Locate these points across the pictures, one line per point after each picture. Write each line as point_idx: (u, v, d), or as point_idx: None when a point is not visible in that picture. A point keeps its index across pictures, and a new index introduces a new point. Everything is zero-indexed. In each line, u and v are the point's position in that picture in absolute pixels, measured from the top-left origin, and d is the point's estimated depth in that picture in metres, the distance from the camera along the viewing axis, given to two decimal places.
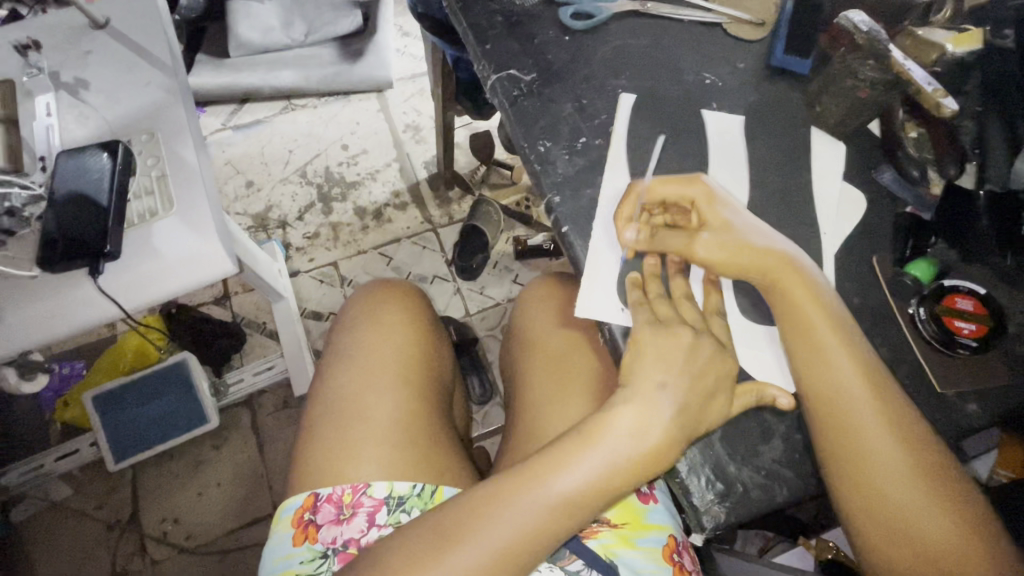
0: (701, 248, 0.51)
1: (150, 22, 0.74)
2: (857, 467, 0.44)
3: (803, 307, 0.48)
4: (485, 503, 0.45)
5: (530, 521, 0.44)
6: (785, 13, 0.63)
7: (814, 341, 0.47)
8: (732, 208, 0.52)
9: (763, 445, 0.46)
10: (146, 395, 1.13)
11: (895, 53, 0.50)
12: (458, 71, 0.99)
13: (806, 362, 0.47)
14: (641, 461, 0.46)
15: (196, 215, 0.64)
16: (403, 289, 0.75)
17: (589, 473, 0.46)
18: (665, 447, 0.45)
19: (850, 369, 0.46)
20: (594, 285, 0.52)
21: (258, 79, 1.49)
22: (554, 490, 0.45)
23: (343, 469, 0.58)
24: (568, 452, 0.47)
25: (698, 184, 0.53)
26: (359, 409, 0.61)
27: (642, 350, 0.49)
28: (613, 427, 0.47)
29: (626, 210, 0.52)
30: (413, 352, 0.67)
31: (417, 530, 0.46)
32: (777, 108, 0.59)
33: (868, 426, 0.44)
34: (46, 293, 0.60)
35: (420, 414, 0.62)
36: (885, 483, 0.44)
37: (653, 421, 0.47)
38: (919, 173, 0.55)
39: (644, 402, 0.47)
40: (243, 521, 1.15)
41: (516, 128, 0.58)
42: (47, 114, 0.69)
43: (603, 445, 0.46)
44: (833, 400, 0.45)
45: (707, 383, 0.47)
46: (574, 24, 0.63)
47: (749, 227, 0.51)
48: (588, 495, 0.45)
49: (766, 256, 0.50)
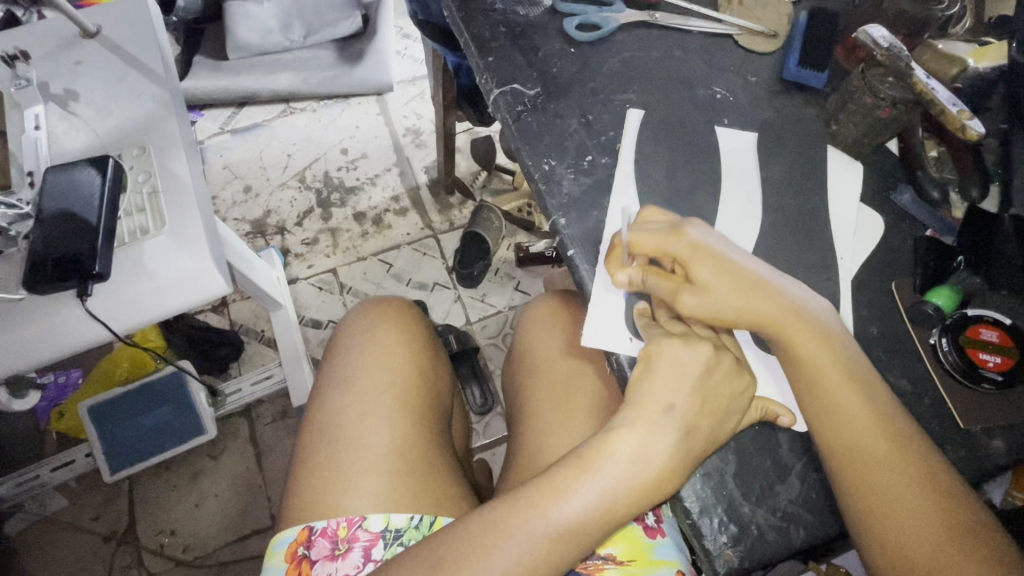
0: (688, 303, 0.47)
1: (144, 32, 0.72)
2: (870, 498, 0.42)
3: (815, 326, 0.45)
4: (482, 532, 0.43)
5: (529, 553, 0.42)
6: (798, 26, 0.61)
7: (827, 367, 0.45)
8: (722, 261, 0.47)
9: (779, 484, 0.44)
10: (141, 405, 1.10)
11: (917, 72, 0.47)
12: (460, 77, 0.97)
13: (820, 391, 0.45)
14: (644, 488, 0.43)
15: (188, 232, 0.61)
16: (399, 303, 0.73)
17: (588, 500, 0.43)
18: (669, 472, 0.43)
19: (865, 398, 0.44)
20: (602, 308, 0.50)
21: (257, 82, 1.47)
22: (554, 520, 0.43)
23: (339, 497, 0.56)
24: (566, 478, 0.44)
25: (681, 237, 0.48)
26: (354, 431, 0.59)
27: (655, 364, 0.46)
28: (615, 452, 0.44)
29: (612, 260, 0.50)
30: (410, 370, 0.65)
31: (410, 560, 0.44)
32: (791, 125, 0.57)
33: (880, 455, 0.43)
34: (32, 316, 0.58)
35: (415, 434, 0.60)
36: (898, 516, 0.42)
37: (655, 443, 0.44)
38: (939, 194, 0.53)
39: (649, 424, 0.45)
40: (240, 533, 1.13)
41: (521, 144, 0.56)
42: (35, 127, 0.67)
43: (604, 471, 0.44)
44: (843, 426, 0.44)
45: (718, 403, 0.45)
46: (580, 36, 0.61)
47: (746, 280, 0.46)
48: (589, 525, 0.43)
49: (761, 310, 0.46)
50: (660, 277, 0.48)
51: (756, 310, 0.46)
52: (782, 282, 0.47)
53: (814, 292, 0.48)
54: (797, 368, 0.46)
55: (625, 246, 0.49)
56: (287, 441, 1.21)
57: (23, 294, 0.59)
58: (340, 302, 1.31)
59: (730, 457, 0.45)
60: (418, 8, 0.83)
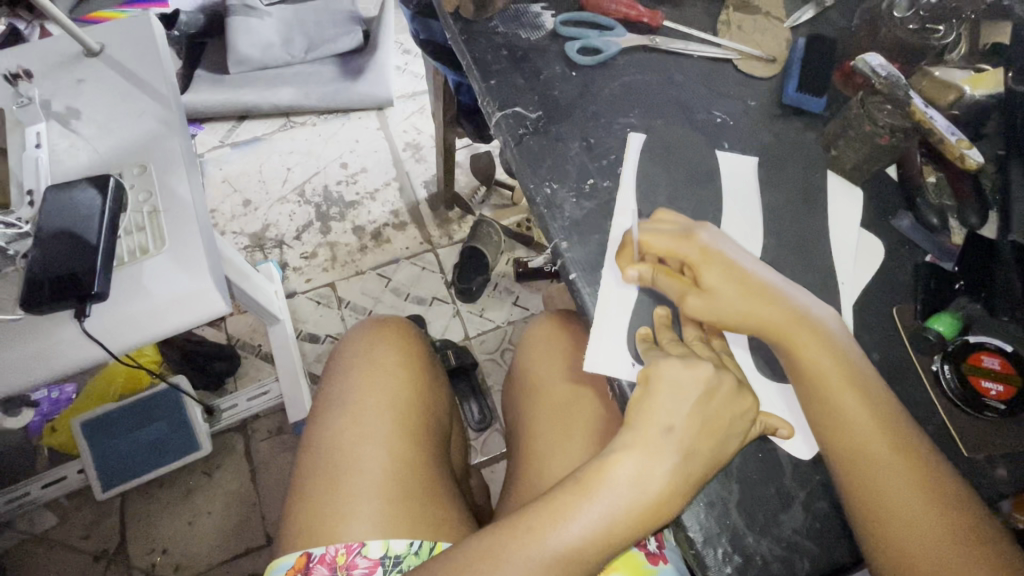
0: (694, 305, 0.48)
1: (147, 51, 0.73)
2: (880, 505, 0.41)
3: (820, 335, 0.46)
4: (478, 558, 0.42)
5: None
6: (797, 51, 0.62)
7: (835, 386, 0.44)
8: (730, 265, 0.48)
9: (784, 514, 0.43)
10: (135, 421, 1.09)
11: (915, 99, 0.49)
12: (460, 95, 0.97)
13: (825, 405, 0.44)
14: (645, 512, 0.42)
15: (189, 253, 0.61)
16: (398, 324, 0.73)
17: (587, 525, 0.42)
18: (669, 496, 0.42)
19: (874, 414, 0.43)
20: (604, 329, 0.50)
21: (258, 97, 1.47)
22: (553, 547, 0.41)
23: (335, 520, 0.55)
24: (566, 500, 0.43)
25: (693, 240, 0.49)
26: (350, 453, 0.58)
27: (654, 387, 0.45)
28: (616, 475, 0.43)
29: (623, 257, 0.51)
30: (406, 391, 0.64)
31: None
32: (792, 149, 0.57)
33: (887, 460, 0.42)
34: (28, 337, 0.58)
35: (411, 455, 0.60)
36: (910, 521, 0.40)
37: (657, 467, 0.43)
38: (938, 220, 0.53)
39: (647, 446, 0.43)
40: (234, 551, 1.12)
41: (522, 167, 0.56)
42: (36, 145, 0.67)
43: (604, 495, 0.42)
44: (851, 435, 0.43)
45: (718, 426, 0.44)
46: (582, 60, 0.61)
47: (753, 284, 0.47)
48: (588, 551, 0.41)
49: (765, 316, 0.47)
50: (668, 277, 0.49)
51: (758, 315, 0.47)
52: (788, 289, 0.48)
53: (820, 302, 0.48)
54: (807, 385, 0.45)
55: (637, 245, 0.50)
56: (282, 457, 1.19)
57: (19, 314, 0.58)
58: (338, 316, 1.31)
59: (733, 485, 0.44)
60: (420, 28, 0.83)
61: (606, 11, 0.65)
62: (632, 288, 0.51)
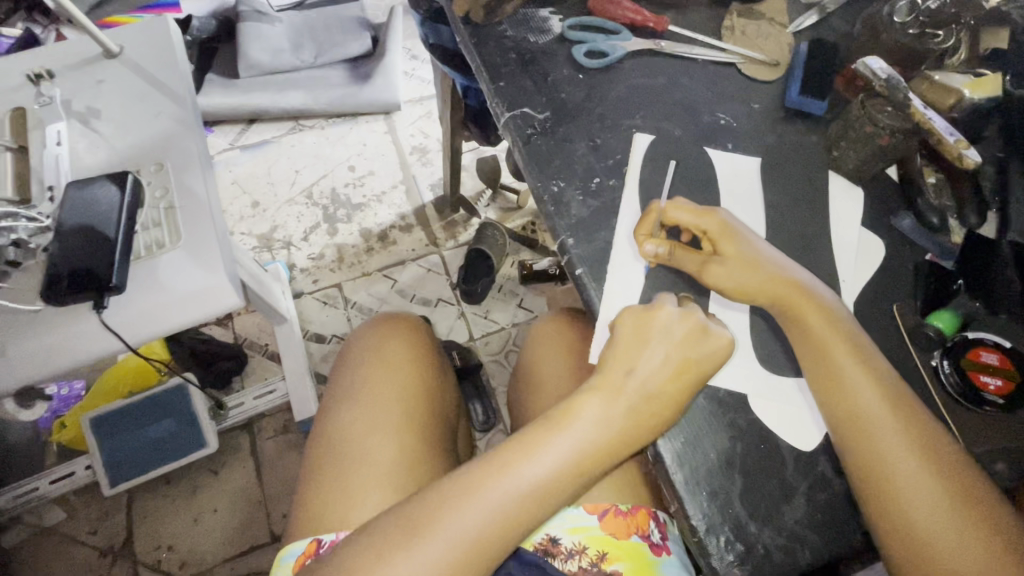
0: (711, 274, 0.50)
1: (165, 53, 0.75)
2: (884, 477, 0.41)
3: (825, 308, 0.47)
4: (457, 489, 0.43)
5: (498, 510, 0.42)
6: (800, 56, 0.63)
7: (837, 358, 0.45)
8: (747, 239, 0.50)
9: (785, 504, 0.44)
10: (146, 418, 1.11)
11: (915, 102, 0.50)
12: (468, 99, 0.99)
13: (827, 377, 0.45)
14: (608, 447, 0.44)
15: (203, 248, 0.63)
16: (406, 320, 0.75)
17: (556, 460, 0.43)
18: (632, 434, 0.44)
19: (882, 394, 0.44)
20: (610, 324, 0.51)
21: (268, 100, 1.50)
22: (524, 477, 0.43)
23: (339, 489, 0.57)
24: (537, 436, 0.45)
25: (712, 215, 0.51)
26: (352, 424, 0.61)
27: (618, 333, 0.47)
28: (581, 413, 0.45)
29: (645, 225, 0.52)
30: (396, 359, 0.67)
31: (386, 527, 0.43)
32: (794, 151, 0.59)
33: (897, 441, 0.42)
34: (47, 328, 0.59)
35: (409, 434, 0.61)
36: (920, 501, 0.40)
37: (617, 408, 0.45)
38: (939, 220, 0.53)
39: (607, 388, 0.46)
40: (239, 549, 1.13)
41: (530, 167, 0.57)
42: (57, 143, 0.68)
43: (573, 429, 0.44)
44: (860, 416, 0.43)
45: (684, 371, 0.45)
46: (588, 62, 0.63)
47: (763, 258, 0.49)
48: (558, 480, 0.43)
49: (772, 285, 0.48)
50: (685, 251, 0.51)
51: (765, 283, 0.48)
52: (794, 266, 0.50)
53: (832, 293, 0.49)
54: (813, 364, 0.46)
55: (661, 214, 0.52)
56: (288, 456, 1.20)
57: (39, 306, 0.60)
58: (344, 316, 1.32)
59: (736, 476, 0.44)
60: (430, 32, 0.85)
61: (613, 16, 0.67)
62: (636, 283, 0.52)
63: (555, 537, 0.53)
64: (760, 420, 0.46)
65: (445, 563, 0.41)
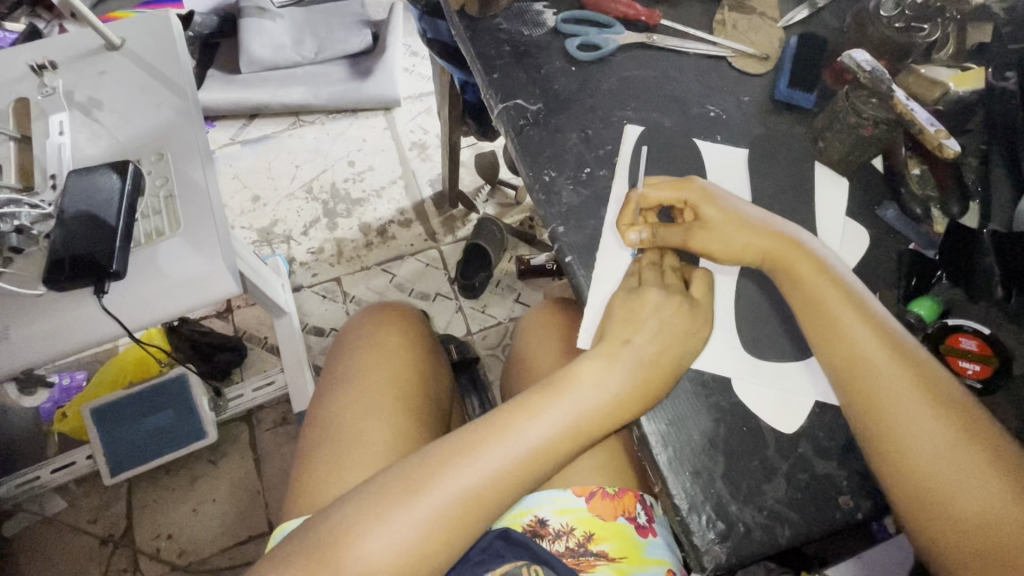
0: (698, 241, 0.52)
1: (166, 45, 0.76)
2: (883, 422, 0.43)
3: (816, 260, 0.48)
4: (459, 446, 0.45)
5: (499, 467, 0.44)
6: (789, 51, 0.64)
7: (836, 307, 0.46)
8: (728, 201, 0.52)
9: (766, 485, 0.45)
10: (146, 407, 1.12)
11: (897, 93, 0.49)
12: (466, 94, 1.01)
13: (819, 323, 0.47)
14: (605, 412, 0.47)
15: (202, 235, 0.64)
16: (402, 307, 0.76)
17: (556, 421, 0.46)
18: (630, 399, 0.46)
19: (880, 338, 0.45)
20: (600, 308, 0.52)
21: (268, 95, 1.52)
22: (524, 438, 0.45)
23: (341, 463, 0.59)
24: (536, 402, 0.47)
25: (691, 185, 0.53)
26: (354, 402, 0.62)
27: (613, 312, 0.50)
28: (581, 377, 0.48)
29: (625, 214, 0.54)
30: (398, 340, 0.69)
31: (383, 481, 0.45)
32: (783, 143, 0.60)
33: (895, 382, 0.43)
34: (48, 312, 0.60)
35: (407, 421, 0.62)
36: (918, 436, 0.42)
37: (614, 376, 0.47)
38: (922, 210, 0.55)
39: (608, 358, 0.48)
40: (237, 538, 1.14)
41: (522, 157, 0.59)
42: (60, 133, 0.70)
43: (569, 394, 0.47)
44: (858, 361, 0.44)
45: (672, 342, 0.48)
46: (581, 55, 0.64)
47: (749, 217, 0.51)
48: (556, 442, 0.46)
49: (761, 245, 0.50)
50: (668, 227, 0.53)
51: (754, 243, 0.50)
52: (801, 234, 0.51)
53: (826, 246, 0.51)
54: (807, 314, 0.47)
55: (638, 198, 0.54)
56: (287, 448, 1.22)
57: (42, 290, 0.61)
58: (343, 310, 1.34)
59: (718, 457, 0.45)
60: (427, 26, 0.86)
61: (606, 10, 0.68)
62: (624, 271, 0.53)
63: (543, 518, 0.54)
64: (744, 404, 0.47)
65: (449, 513, 0.43)
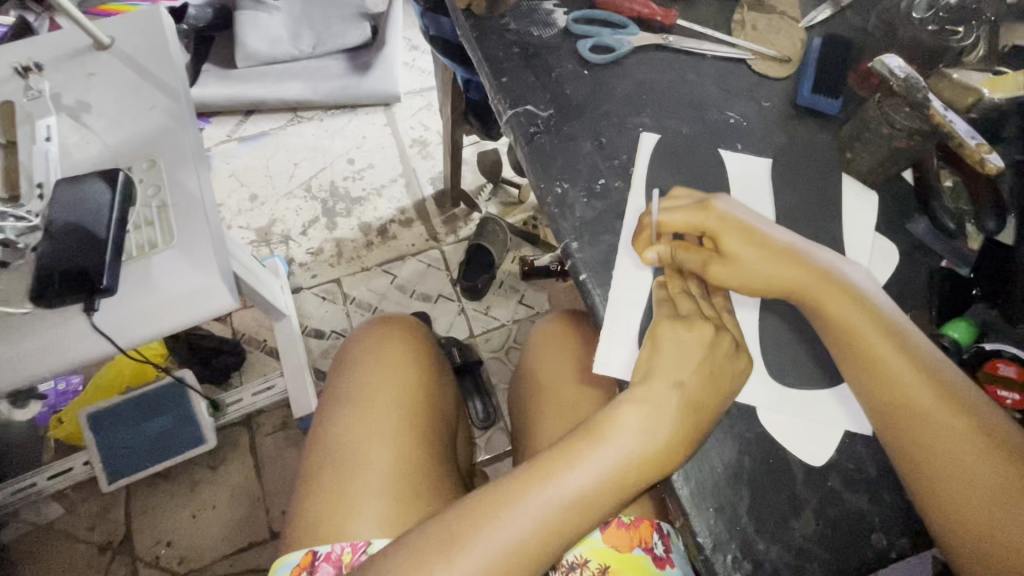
0: (717, 273, 0.49)
1: (157, 45, 0.72)
2: (923, 456, 0.41)
3: (847, 288, 0.46)
4: (496, 499, 0.43)
5: (541, 520, 0.42)
6: (812, 52, 0.61)
7: (875, 341, 0.44)
8: (753, 233, 0.48)
9: (794, 520, 0.43)
10: (143, 413, 1.10)
11: (935, 103, 0.46)
12: (469, 92, 0.97)
13: (859, 360, 0.44)
14: (655, 457, 0.43)
15: (198, 249, 0.61)
16: (404, 321, 0.73)
17: (601, 469, 0.43)
18: (681, 444, 0.43)
19: (916, 369, 0.43)
20: (616, 332, 0.49)
21: (265, 91, 1.48)
22: (567, 487, 0.43)
23: (354, 497, 0.56)
24: (577, 447, 0.44)
25: (713, 213, 0.49)
26: (365, 430, 0.60)
27: (659, 347, 0.47)
28: (624, 422, 0.45)
29: (640, 241, 0.50)
30: (405, 360, 0.66)
31: (422, 536, 0.42)
32: (807, 152, 0.57)
33: (935, 415, 0.41)
34: (36, 329, 0.58)
35: (417, 449, 0.60)
36: (960, 469, 0.40)
37: (665, 419, 0.44)
38: (955, 225, 0.52)
39: (655, 399, 0.45)
40: (237, 545, 1.12)
41: (532, 166, 0.56)
42: (47, 138, 0.66)
43: (614, 440, 0.44)
44: (896, 393, 0.43)
45: (721, 379, 0.46)
46: (593, 58, 0.61)
47: (778, 249, 0.48)
48: (602, 492, 0.43)
49: (790, 279, 0.47)
50: (687, 251, 0.50)
51: (785, 277, 0.47)
52: (832, 263, 0.48)
53: (858, 271, 0.48)
54: (843, 347, 0.45)
55: (654, 226, 0.50)
56: (288, 453, 1.20)
57: (28, 308, 0.58)
58: (344, 312, 1.31)
59: (744, 490, 0.43)
60: (430, 24, 0.82)
61: (620, 9, 0.65)
62: (643, 292, 0.50)
63: None
64: (770, 434, 0.45)
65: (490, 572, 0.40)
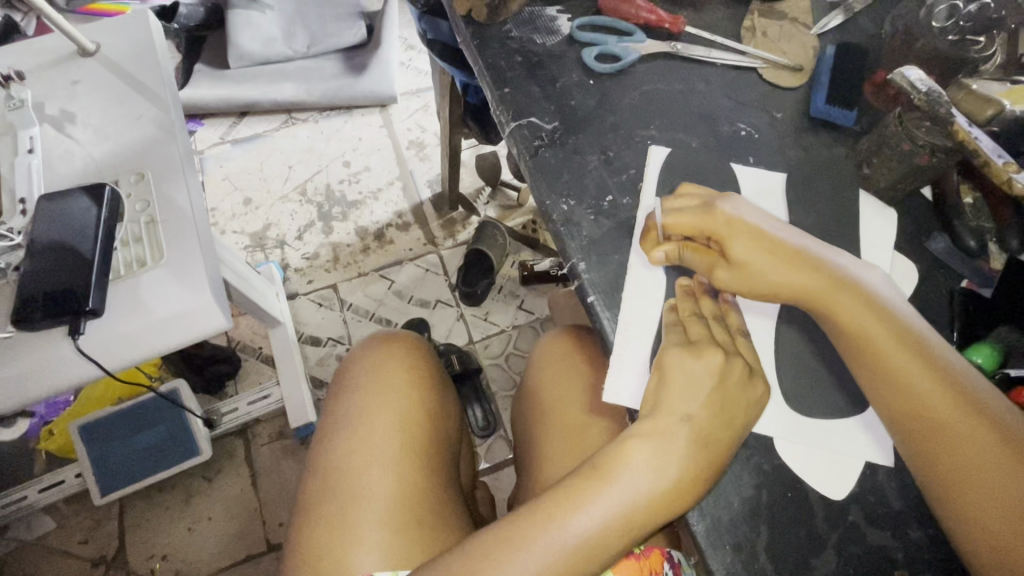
0: (726, 276, 0.47)
1: (145, 52, 0.69)
2: (950, 474, 0.40)
3: (869, 303, 0.44)
4: (498, 542, 0.41)
5: (548, 564, 0.40)
6: (825, 61, 0.59)
7: (899, 358, 0.42)
8: (759, 236, 0.46)
9: (814, 558, 0.41)
10: (135, 425, 1.06)
11: (958, 118, 0.44)
12: (468, 96, 0.95)
13: (881, 374, 0.42)
14: (667, 496, 0.42)
15: (187, 267, 0.58)
16: (405, 336, 0.71)
17: (610, 509, 0.41)
18: (692, 481, 0.42)
19: (945, 387, 0.41)
20: (626, 358, 0.47)
21: (259, 92, 1.44)
22: (574, 530, 0.41)
23: (350, 526, 0.54)
24: (585, 486, 0.43)
25: (717, 214, 0.48)
26: (363, 455, 0.58)
27: (668, 376, 0.45)
28: (634, 459, 0.43)
29: (646, 242, 0.50)
30: (406, 377, 0.64)
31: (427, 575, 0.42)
32: (822, 166, 0.55)
33: (965, 434, 0.39)
34: (20, 354, 0.55)
35: (415, 476, 0.58)
36: (991, 489, 0.38)
37: (676, 453, 0.43)
38: (976, 244, 0.50)
39: (661, 434, 0.43)
40: (234, 559, 1.10)
41: (537, 181, 0.53)
42: (30, 151, 0.64)
43: (624, 480, 0.42)
44: (923, 409, 0.41)
45: (735, 412, 0.44)
46: (599, 67, 0.58)
47: (789, 253, 0.46)
48: (610, 534, 0.41)
49: (801, 287, 0.45)
50: (696, 253, 0.48)
51: (797, 283, 0.45)
52: (852, 273, 0.46)
53: (881, 286, 0.46)
54: (867, 363, 0.43)
55: (660, 228, 0.49)
56: (285, 463, 1.18)
57: (10, 331, 0.56)
58: (340, 318, 1.29)
59: (762, 527, 0.42)
60: (427, 27, 0.79)
61: (626, 15, 0.62)
62: (654, 316, 0.48)
63: None
64: (788, 467, 0.44)
65: None
